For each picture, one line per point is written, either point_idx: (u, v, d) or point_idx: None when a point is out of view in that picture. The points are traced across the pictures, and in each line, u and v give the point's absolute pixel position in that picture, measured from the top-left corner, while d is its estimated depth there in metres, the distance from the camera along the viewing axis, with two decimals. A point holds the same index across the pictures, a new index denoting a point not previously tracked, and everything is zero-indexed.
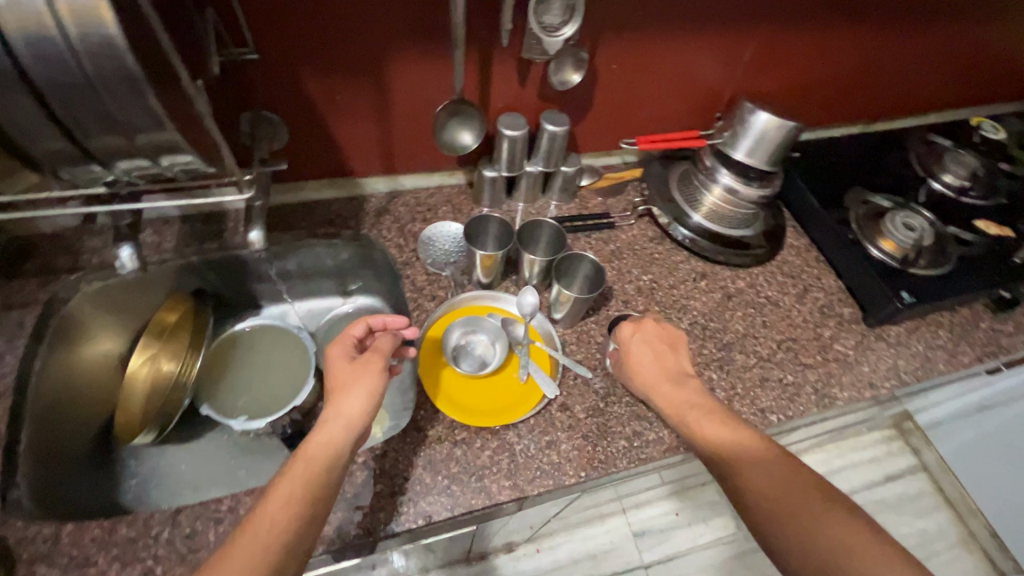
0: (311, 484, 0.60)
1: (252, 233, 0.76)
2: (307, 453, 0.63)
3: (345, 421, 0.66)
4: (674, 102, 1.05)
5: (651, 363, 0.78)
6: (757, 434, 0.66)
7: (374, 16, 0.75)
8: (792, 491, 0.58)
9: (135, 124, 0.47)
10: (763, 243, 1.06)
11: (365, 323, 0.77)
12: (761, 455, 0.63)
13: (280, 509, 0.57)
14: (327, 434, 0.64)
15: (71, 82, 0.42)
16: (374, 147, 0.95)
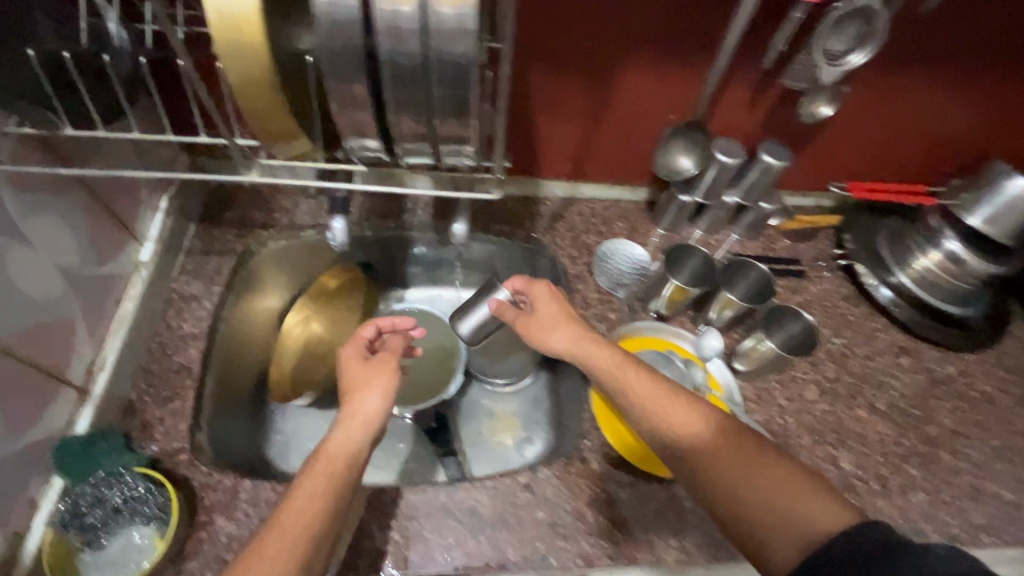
0: (335, 486, 0.55)
1: (455, 225, 0.73)
2: (323, 453, 0.58)
3: (365, 419, 0.62)
4: (904, 151, 0.92)
5: (558, 315, 0.72)
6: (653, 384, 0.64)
7: (629, 20, 0.70)
8: (702, 449, 0.59)
9: (443, 110, 0.45)
10: (982, 325, 0.91)
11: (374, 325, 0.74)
12: (661, 396, 0.63)
13: (308, 508, 0.53)
14: (340, 437, 0.59)
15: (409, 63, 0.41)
16: (571, 150, 0.90)
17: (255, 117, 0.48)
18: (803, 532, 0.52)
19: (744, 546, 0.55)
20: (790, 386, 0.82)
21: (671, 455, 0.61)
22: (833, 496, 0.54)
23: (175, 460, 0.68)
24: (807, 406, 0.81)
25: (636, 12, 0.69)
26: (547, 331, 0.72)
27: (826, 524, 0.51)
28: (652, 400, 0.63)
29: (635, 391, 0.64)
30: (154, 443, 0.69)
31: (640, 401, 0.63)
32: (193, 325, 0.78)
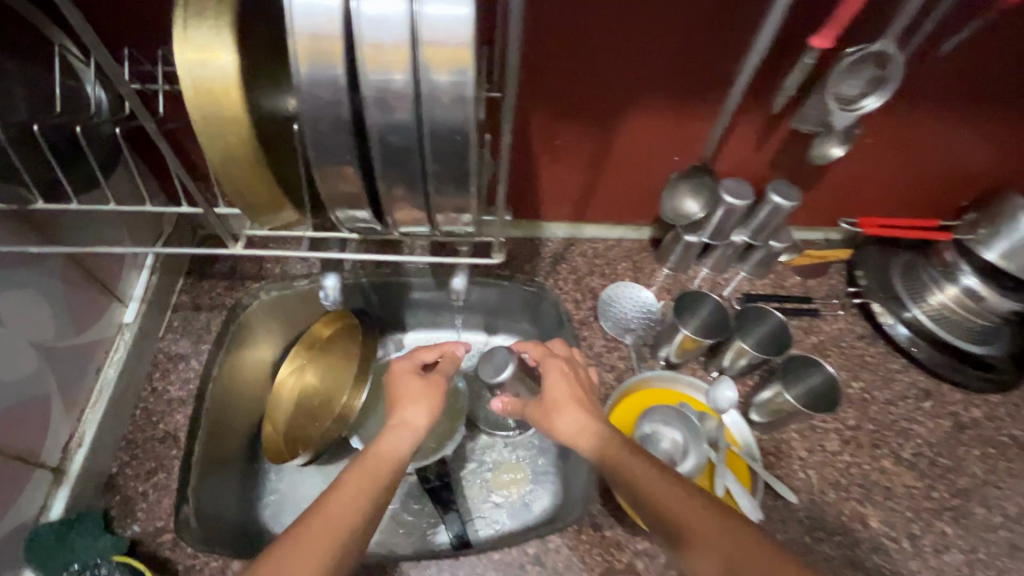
0: (365, 499, 0.57)
1: (454, 279, 0.70)
2: (380, 457, 0.62)
3: (399, 430, 0.65)
4: (919, 185, 0.89)
5: (560, 398, 0.64)
6: (586, 424, 0.61)
7: (626, 70, 0.66)
8: (640, 478, 0.55)
9: (441, 190, 0.40)
10: (1009, 366, 0.86)
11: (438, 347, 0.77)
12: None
13: (344, 512, 0.55)
14: (393, 444, 0.64)
15: (402, 142, 0.36)
16: (573, 193, 0.86)
17: (242, 199, 0.45)
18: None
19: None
20: (809, 437, 0.78)
21: (640, 505, 0.55)
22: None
23: (158, 541, 0.63)
24: (829, 459, 0.77)
25: (632, 62, 0.65)
26: (549, 418, 0.63)
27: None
28: (619, 457, 0.57)
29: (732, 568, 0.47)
30: (135, 523, 0.64)
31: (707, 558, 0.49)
32: (180, 389, 0.74)
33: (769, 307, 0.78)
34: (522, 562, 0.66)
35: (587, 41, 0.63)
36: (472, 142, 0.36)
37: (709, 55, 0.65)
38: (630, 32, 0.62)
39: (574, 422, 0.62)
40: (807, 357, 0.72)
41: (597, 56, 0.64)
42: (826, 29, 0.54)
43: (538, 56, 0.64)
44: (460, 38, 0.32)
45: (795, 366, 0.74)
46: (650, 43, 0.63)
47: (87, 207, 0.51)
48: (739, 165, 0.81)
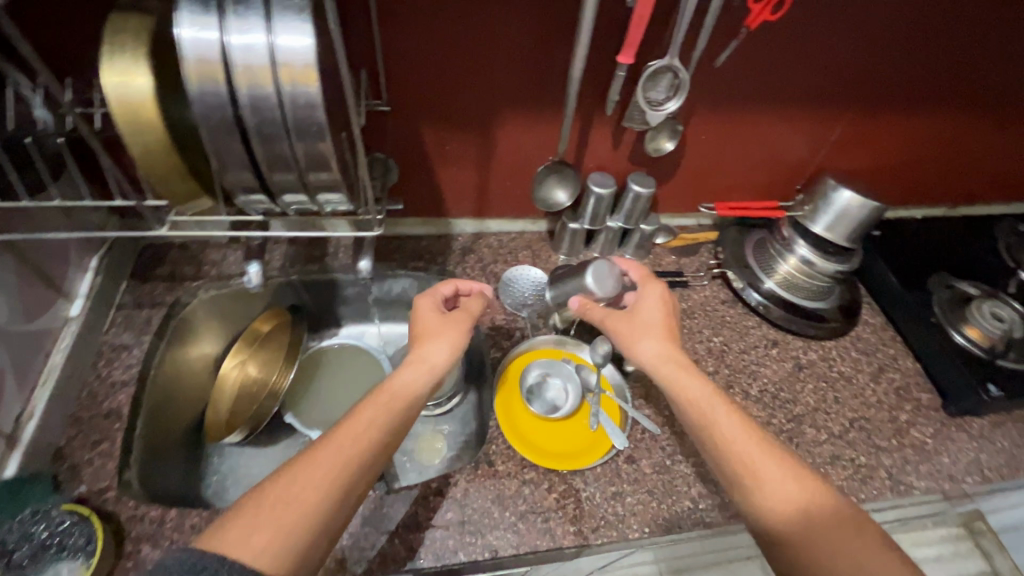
0: (383, 425, 0.70)
1: (361, 262, 0.83)
2: (394, 391, 0.74)
3: (418, 366, 0.78)
4: (759, 172, 1.08)
5: (651, 325, 0.78)
6: (679, 359, 0.74)
7: (484, 80, 0.82)
8: (719, 405, 0.68)
9: (309, 167, 0.53)
10: (840, 317, 1.04)
11: (455, 284, 0.92)
12: (798, 498, 0.59)
13: (365, 432, 0.68)
14: (410, 379, 0.77)
15: (273, 131, 0.50)
16: (471, 191, 1.01)
17: (165, 187, 0.58)
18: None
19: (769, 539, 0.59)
20: (674, 381, 0.94)
21: (701, 418, 0.68)
22: (906, 563, 0.55)
23: (101, 497, 0.73)
24: (690, 398, 0.92)
25: (487, 73, 0.81)
26: (636, 338, 0.78)
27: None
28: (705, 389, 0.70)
29: (785, 489, 0.60)
30: (81, 484, 0.74)
31: (754, 470, 0.62)
32: (123, 372, 0.84)
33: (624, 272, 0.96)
34: (427, 493, 0.78)
35: (447, 58, 0.79)
36: (326, 129, 0.50)
37: (546, 65, 0.81)
38: (479, 49, 0.78)
39: (662, 348, 0.76)
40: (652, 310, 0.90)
41: (460, 74, 0.81)
42: (626, 49, 0.72)
43: (418, 75, 0.80)
44: (305, 65, 0.47)
45: None
46: (496, 57, 0.79)
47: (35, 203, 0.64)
48: (603, 161, 0.98)
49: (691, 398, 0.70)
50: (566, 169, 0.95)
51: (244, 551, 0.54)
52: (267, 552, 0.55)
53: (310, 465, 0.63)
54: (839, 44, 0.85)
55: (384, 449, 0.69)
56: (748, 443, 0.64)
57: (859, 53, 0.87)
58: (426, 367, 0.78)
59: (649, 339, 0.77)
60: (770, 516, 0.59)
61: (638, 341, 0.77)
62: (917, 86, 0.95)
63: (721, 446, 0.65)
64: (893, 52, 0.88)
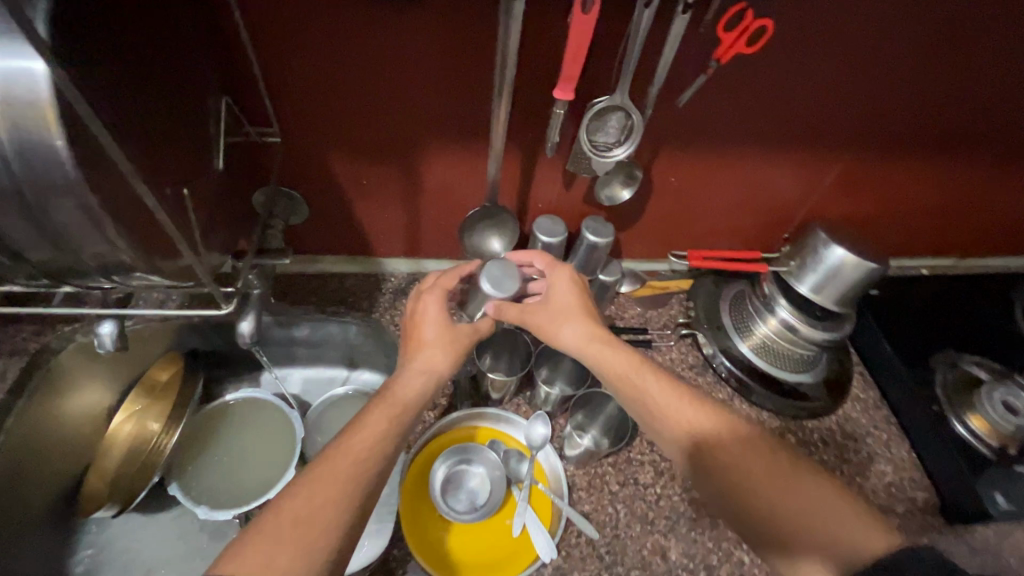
0: (387, 438, 0.59)
1: (243, 322, 0.69)
2: (394, 399, 0.63)
3: (424, 375, 0.66)
4: (740, 218, 0.93)
5: (568, 307, 0.70)
6: (589, 332, 0.68)
7: (399, 104, 0.67)
8: (643, 376, 0.64)
9: None
10: (824, 395, 0.90)
11: (462, 268, 0.76)
12: (742, 447, 0.57)
13: (370, 447, 0.57)
14: (407, 389, 0.64)
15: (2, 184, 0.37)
16: (400, 230, 0.87)
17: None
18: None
19: (730, 501, 0.56)
20: (624, 469, 0.79)
21: (625, 389, 0.64)
22: (846, 493, 0.53)
23: None
24: (640, 491, 0.78)
25: (402, 97, 0.66)
26: (556, 326, 0.69)
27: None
28: (631, 367, 0.64)
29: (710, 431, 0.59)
30: None
31: (684, 432, 0.60)
32: None
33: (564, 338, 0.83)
34: None
35: (350, 78, 0.64)
36: (85, 187, 0.37)
37: (473, 89, 0.66)
38: (389, 69, 0.63)
39: (585, 328, 0.68)
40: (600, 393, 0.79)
41: (367, 101, 0.66)
42: (563, 82, 0.57)
43: (313, 101, 0.66)
44: (35, 102, 0.34)
45: (589, 400, 0.80)
46: (411, 78, 0.64)
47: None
48: (553, 202, 0.83)
49: (613, 371, 0.65)
50: (505, 217, 0.81)
51: (269, 574, 0.46)
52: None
53: (323, 476, 0.53)
54: (836, 76, 0.70)
55: (387, 471, 0.57)
56: (672, 407, 0.61)
57: (861, 86, 0.72)
58: (432, 375, 0.66)
59: (572, 323, 0.69)
60: (727, 481, 0.56)
61: (556, 328, 0.69)
62: (930, 128, 0.80)
63: (665, 428, 0.61)
64: (902, 87, 0.73)
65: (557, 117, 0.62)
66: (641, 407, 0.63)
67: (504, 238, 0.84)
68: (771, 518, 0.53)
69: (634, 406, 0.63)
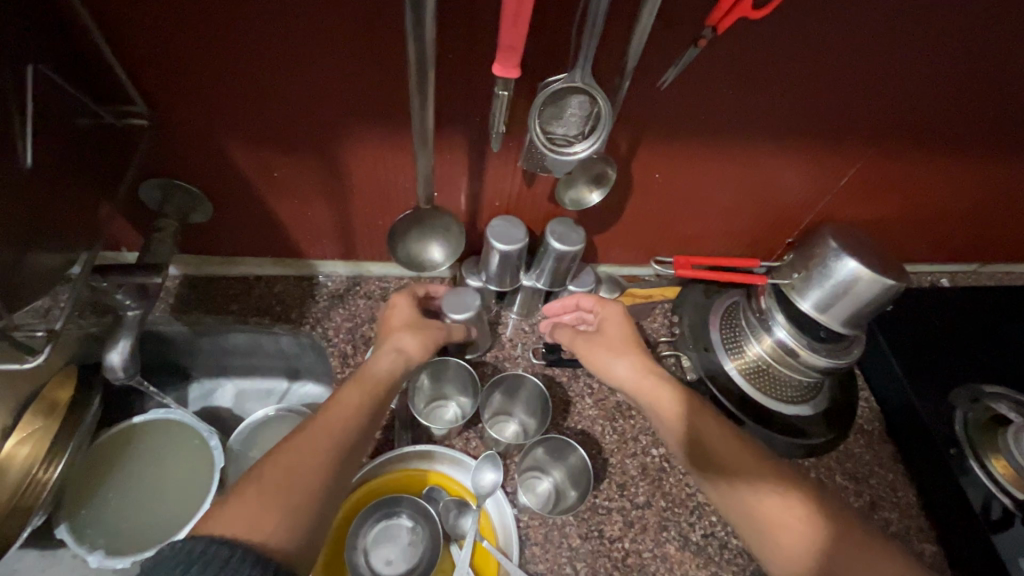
0: (364, 411, 0.56)
1: (114, 352, 0.57)
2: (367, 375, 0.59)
3: (397, 357, 0.62)
4: (736, 220, 0.79)
5: (622, 339, 0.66)
6: (646, 364, 0.63)
7: (299, 79, 0.52)
8: (705, 425, 0.57)
9: None
10: (824, 428, 0.78)
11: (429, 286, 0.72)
12: (710, 420, 0.58)
13: (349, 417, 0.54)
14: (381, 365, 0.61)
15: None
16: (330, 230, 0.73)
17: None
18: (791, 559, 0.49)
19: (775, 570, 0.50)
20: (587, 519, 0.68)
21: (684, 437, 0.58)
22: None
23: None
24: (606, 546, 0.66)
25: (301, 70, 0.51)
26: (605, 358, 0.65)
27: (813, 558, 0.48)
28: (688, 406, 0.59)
29: (677, 405, 0.60)
30: None
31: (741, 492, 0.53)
32: None
33: (522, 371, 0.70)
34: None
35: (229, 44, 0.48)
36: None
37: (394, 61, 0.51)
38: (277, 33, 0.48)
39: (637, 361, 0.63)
40: (555, 437, 0.66)
41: (256, 75, 0.51)
42: (502, 54, 0.42)
43: (186, 74, 0.51)
44: None
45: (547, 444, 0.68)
46: (307, 47, 0.49)
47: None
48: (511, 200, 0.69)
49: (667, 411, 0.60)
50: (445, 221, 0.66)
51: (253, 534, 0.43)
52: (275, 539, 0.43)
53: (300, 443, 0.50)
54: (866, 51, 0.55)
55: (362, 445, 0.54)
56: (649, 379, 0.62)
57: (895, 65, 0.57)
58: (403, 355, 0.63)
59: (625, 355, 0.65)
60: (694, 453, 0.57)
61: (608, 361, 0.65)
62: (974, 118, 0.65)
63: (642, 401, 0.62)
64: (946, 67, 0.58)
65: (500, 100, 0.47)
66: (695, 457, 0.57)
67: (445, 247, 0.67)
68: (733, 491, 0.53)
69: (686, 452, 0.58)
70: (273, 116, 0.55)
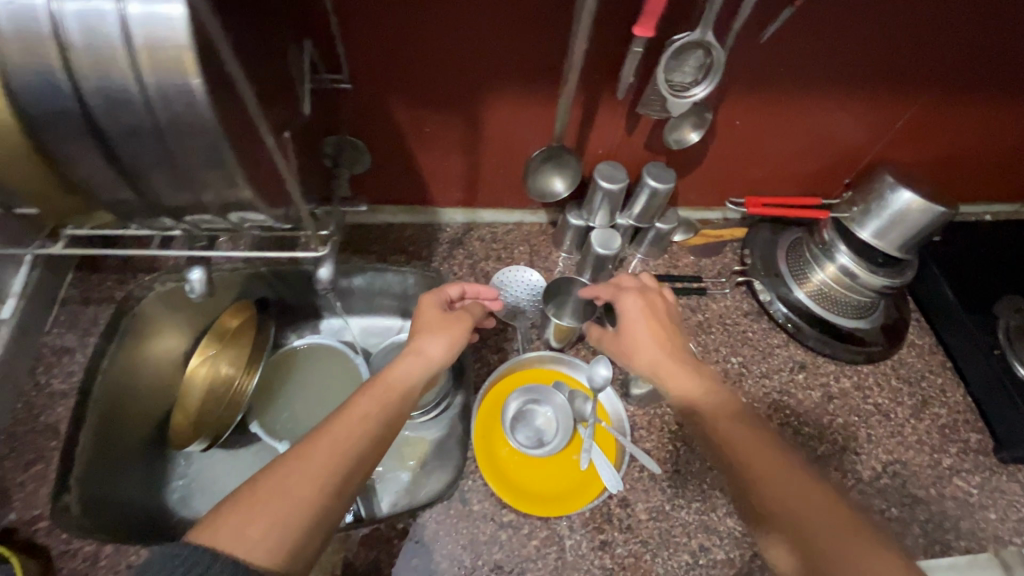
0: (379, 415, 0.58)
1: (321, 269, 0.72)
2: (389, 381, 0.62)
3: (421, 364, 0.66)
4: (800, 164, 0.91)
5: (648, 332, 0.69)
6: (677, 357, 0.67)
7: (470, 47, 0.66)
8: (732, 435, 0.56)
9: (203, 183, 0.41)
10: (881, 339, 0.90)
11: (461, 285, 0.77)
12: (759, 449, 0.53)
13: (357, 426, 0.55)
14: (406, 370, 0.64)
15: (132, 122, 0.36)
16: (459, 179, 0.88)
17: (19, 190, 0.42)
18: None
19: None
20: None
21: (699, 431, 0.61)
22: None
23: (33, 528, 0.66)
24: None
25: (477, 38, 0.65)
26: (630, 349, 0.70)
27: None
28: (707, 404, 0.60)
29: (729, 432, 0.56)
30: (12, 511, 0.67)
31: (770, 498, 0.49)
32: (64, 381, 0.77)
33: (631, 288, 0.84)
34: (389, 537, 0.69)
35: (421, 21, 0.63)
36: (219, 129, 0.37)
37: (548, 31, 0.65)
38: (466, 8, 0.62)
39: (657, 353, 0.67)
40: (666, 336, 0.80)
41: (435, 47, 0.66)
42: (646, 17, 0.56)
43: (383, 47, 0.66)
44: (174, 44, 0.33)
45: None
46: (486, 19, 0.63)
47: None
48: (615, 148, 0.83)
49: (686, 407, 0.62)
50: (568, 157, 0.80)
51: (239, 545, 0.44)
52: None
53: (307, 450, 0.52)
54: (927, 8, 0.66)
55: (374, 450, 0.55)
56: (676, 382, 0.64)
57: (952, 20, 0.68)
58: (422, 357, 0.66)
59: (653, 348, 0.68)
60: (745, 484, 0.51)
61: (630, 351, 0.70)
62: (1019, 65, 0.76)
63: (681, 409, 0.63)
64: (996, 20, 0.69)
65: (635, 55, 0.60)
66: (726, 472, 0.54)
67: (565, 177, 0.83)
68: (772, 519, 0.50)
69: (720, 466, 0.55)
70: (439, 79, 0.70)
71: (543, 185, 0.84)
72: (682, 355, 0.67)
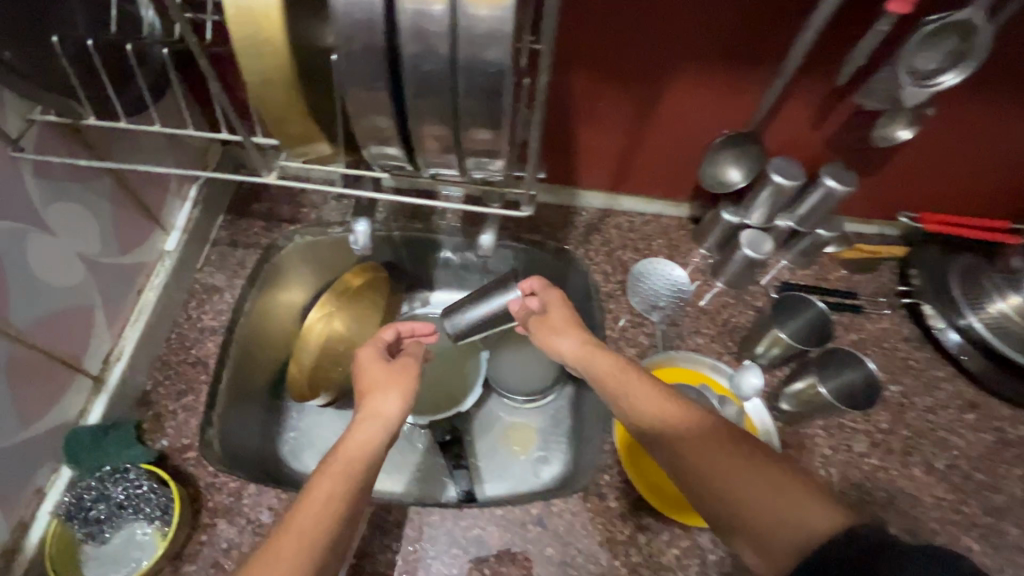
0: (339, 496, 0.51)
1: (483, 236, 0.70)
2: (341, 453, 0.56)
3: (382, 421, 0.61)
4: (989, 181, 0.82)
5: (571, 321, 0.76)
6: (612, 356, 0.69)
7: (676, 17, 0.62)
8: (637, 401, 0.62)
9: None
10: None
11: (394, 327, 0.73)
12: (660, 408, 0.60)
13: (317, 516, 0.49)
14: (364, 432, 0.59)
15: None
16: (613, 161, 0.84)
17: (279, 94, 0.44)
18: (812, 534, 0.46)
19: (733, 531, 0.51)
20: (836, 435, 0.75)
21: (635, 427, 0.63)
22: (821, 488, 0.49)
23: (182, 457, 0.67)
24: (855, 459, 0.74)
25: (687, 7, 0.61)
26: (556, 338, 0.74)
27: (828, 526, 0.45)
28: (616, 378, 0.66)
29: (657, 413, 0.60)
30: (163, 438, 0.68)
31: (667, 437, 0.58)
32: (213, 319, 0.77)
33: (810, 296, 0.74)
34: (524, 520, 0.67)
35: None
36: None
37: (768, 6, 0.60)
38: None
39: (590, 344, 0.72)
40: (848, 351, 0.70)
41: (638, 16, 0.63)
42: None
43: (584, 11, 0.63)
44: None
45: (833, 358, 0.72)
46: None
47: (127, 124, 0.55)
48: (793, 143, 0.77)
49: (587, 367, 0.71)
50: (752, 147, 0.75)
51: None
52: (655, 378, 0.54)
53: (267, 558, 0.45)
54: None
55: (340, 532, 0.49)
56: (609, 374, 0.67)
57: None
58: (381, 419, 0.61)
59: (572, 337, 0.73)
60: (684, 466, 0.55)
61: (554, 340, 0.74)
62: None
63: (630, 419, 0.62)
64: None
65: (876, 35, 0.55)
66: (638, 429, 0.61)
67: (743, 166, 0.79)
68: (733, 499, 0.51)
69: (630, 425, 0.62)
70: (630, 51, 0.67)
71: (717, 170, 0.79)
72: (598, 351, 0.71)
